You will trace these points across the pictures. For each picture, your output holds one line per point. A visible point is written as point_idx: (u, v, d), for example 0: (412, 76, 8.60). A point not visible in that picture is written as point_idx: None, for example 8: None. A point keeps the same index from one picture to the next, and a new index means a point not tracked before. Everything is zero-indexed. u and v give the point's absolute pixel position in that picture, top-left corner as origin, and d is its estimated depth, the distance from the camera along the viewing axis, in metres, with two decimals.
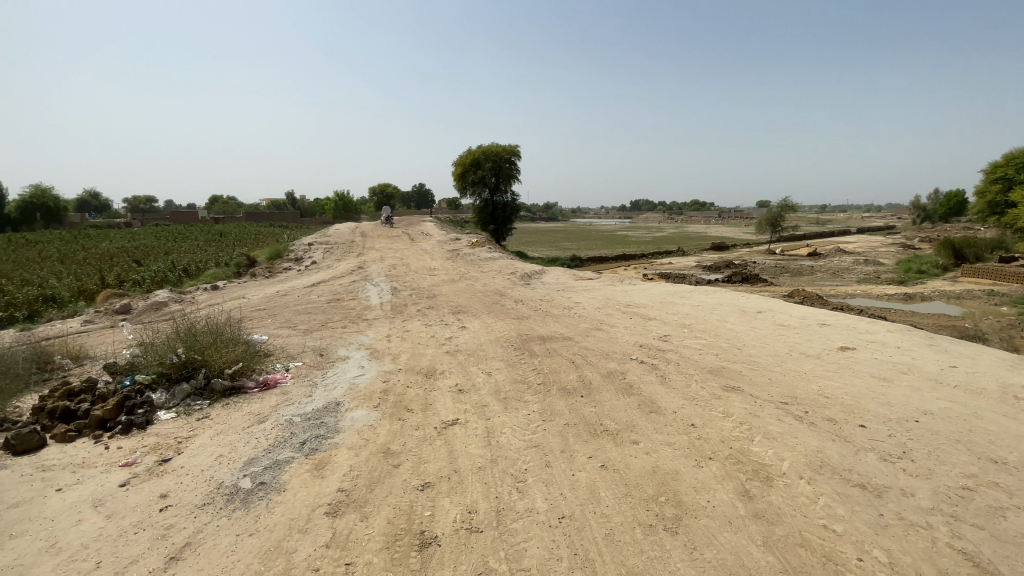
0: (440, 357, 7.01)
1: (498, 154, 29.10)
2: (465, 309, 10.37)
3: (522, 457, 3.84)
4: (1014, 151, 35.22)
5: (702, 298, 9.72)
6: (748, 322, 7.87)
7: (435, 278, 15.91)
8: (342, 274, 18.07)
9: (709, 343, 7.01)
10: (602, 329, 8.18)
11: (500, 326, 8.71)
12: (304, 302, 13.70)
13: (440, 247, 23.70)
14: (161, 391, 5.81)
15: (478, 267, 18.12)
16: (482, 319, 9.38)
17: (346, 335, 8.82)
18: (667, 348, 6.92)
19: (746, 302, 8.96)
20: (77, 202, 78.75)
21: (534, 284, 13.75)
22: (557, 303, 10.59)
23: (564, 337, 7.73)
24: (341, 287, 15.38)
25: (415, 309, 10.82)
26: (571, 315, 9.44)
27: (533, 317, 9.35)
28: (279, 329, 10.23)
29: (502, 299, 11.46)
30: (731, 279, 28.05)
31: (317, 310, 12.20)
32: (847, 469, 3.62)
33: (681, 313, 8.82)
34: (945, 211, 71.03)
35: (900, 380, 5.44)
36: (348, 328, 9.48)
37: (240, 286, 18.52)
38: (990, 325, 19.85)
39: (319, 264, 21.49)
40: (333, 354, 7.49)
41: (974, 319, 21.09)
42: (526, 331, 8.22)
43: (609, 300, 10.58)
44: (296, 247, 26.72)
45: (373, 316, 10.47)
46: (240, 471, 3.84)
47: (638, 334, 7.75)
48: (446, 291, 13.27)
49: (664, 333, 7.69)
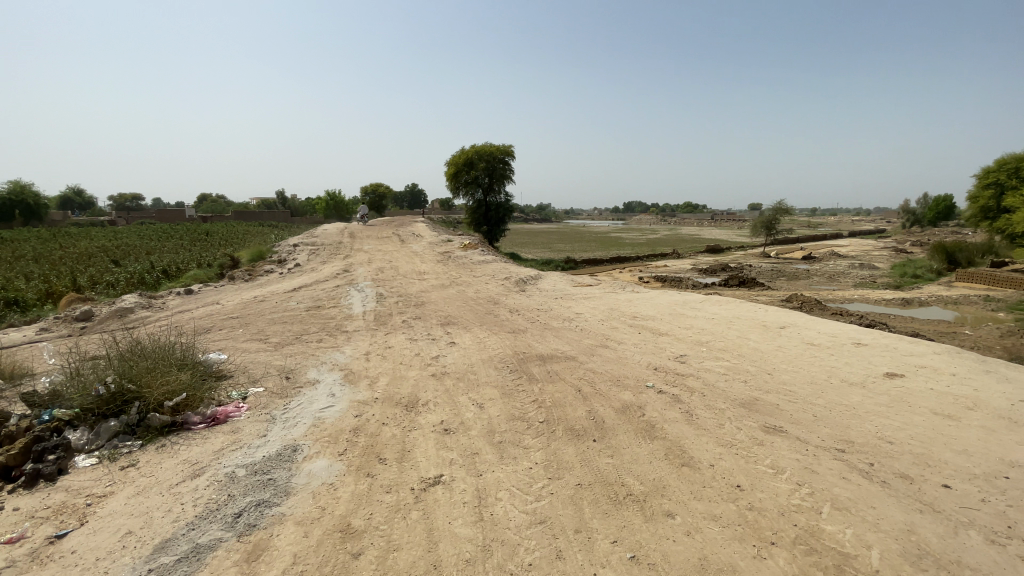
0: (425, 381, 6.04)
1: (492, 154, 28.25)
2: (455, 320, 9.40)
3: (524, 541, 2.91)
4: (1007, 156, 34.95)
5: (716, 310, 8.86)
6: (773, 340, 7.00)
7: (424, 283, 14.89)
8: (325, 278, 16.94)
9: (734, 367, 6.13)
10: (609, 347, 7.26)
11: (494, 342, 7.75)
12: (281, 310, 12.58)
13: (430, 249, 22.69)
14: (83, 431, 4.78)
15: (470, 271, 17.11)
16: (473, 333, 8.41)
17: (321, 351, 7.81)
18: (687, 372, 6.02)
19: (766, 317, 8.11)
20: (60, 199, 76.32)
21: (530, 291, 12.85)
22: (556, 314, 9.66)
23: (567, 356, 6.81)
24: (324, 293, 14.34)
25: (400, 320, 9.81)
26: (572, 328, 8.52)
27: (530, 330, 8.41)
28: (248, 344, 9.17)
29: (495, 308, 10.49)
30: (728, 283, 27.32)
31: (293, 320, 11.14)
32: (954, 562, 2.74)
33: (695, 327, 7.93)
34: (934, 215, 71.17)
35: (968, 418, 4.60)
36: (324, 343, 8.46)
37: (217, 290, 17.39)
38: (992, 331, 19.34)
39: (304, 267, 20.38)
40: (301, 376, 6.49)
41: (974, 326, 20.58)
42: (523, 348, 7.27)
43: (612, 310, 9.67)
44: (280, 248, 25.48)
45: (354, 328, 9.46)
46: (145, 563, 2.87)
47: (651, 353, 6.84)
48: (435, 298, 12.25)
49: (681, 352, 6.80)
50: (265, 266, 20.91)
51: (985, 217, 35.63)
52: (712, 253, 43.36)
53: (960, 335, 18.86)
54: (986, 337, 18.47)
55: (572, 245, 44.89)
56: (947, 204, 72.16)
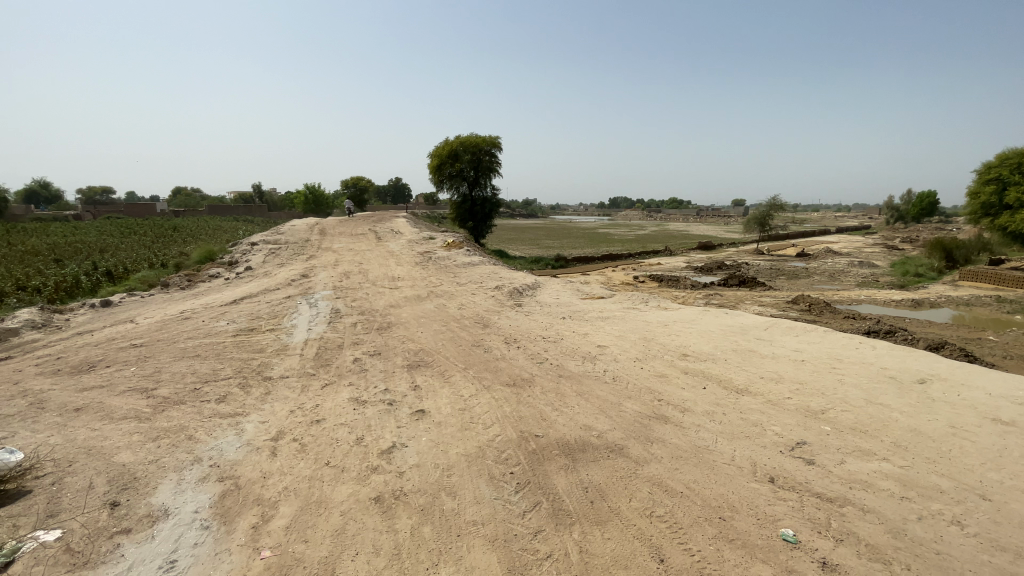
0: (364, 519, 3.26)
1: (477, 145, 25.44)
2: (428, 360, 6.57)
3: None
4: (1008, 151, 31.12)
5: (801, 347, 6.29)
6: (932, 416, 4.43)
7: (394, 294, 12.08)
8: (276, 286, 13.85)
9: (908, 484, 3.56)
10: (672, 418, 4.59)
11: (486, 406, 4.94)
12: (201, 335, 9.45)
13: (405, 249, 19.77)
14: None
15: (452, 278, 14.21)
16: (455, 386, 5.55)
17: (208, 428, 4.87)
18: (835, 499, 3.40)
19: (887, 364, 5.54)
20: (25, 193, 70.76)
21: (525, 307, 10.14)
22: (569, 347, 6.93)
23: (610, 444, 4.09)
24: (268, 307, 11.41)
25: (349, 357, 6.90)
26: (600, 375, 5.79)
27: (538, 381, 5.63)
28: (118, 404, 6.11)
29: (485, 337, 7.66)
30: (729, 281, 24.99)
31: (208, 354, 8.08)
32: None
33: (790, 378, 5.33)
34: (917, 212, 68.90)
35: None
36: (224, 407, 5.51)
37: (144, 301, 14.22)
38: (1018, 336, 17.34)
39: (256, 270, 17.23)
40: (139, 504, 3.60)
41: (997, 330, 18.60)
42: (534, 421, 4.51)
43: (647, 342, 6.95)
44: (237, 246, 22.08)
45: (280, 372, 6.53)
46: None
47: (746, 438, 4.20)
48: (405, 318, 9.34)
49: (796, 438, 4.15)
50: (211, 270, 17.55)
51: (986, 214, 31.92)
52: (705, 250, 41.30)
53: (986, 342, 16.78)
54: (1018, 344, 16.41)
55: (562, 242, 42.18)
56: (931, 201, 69.42)
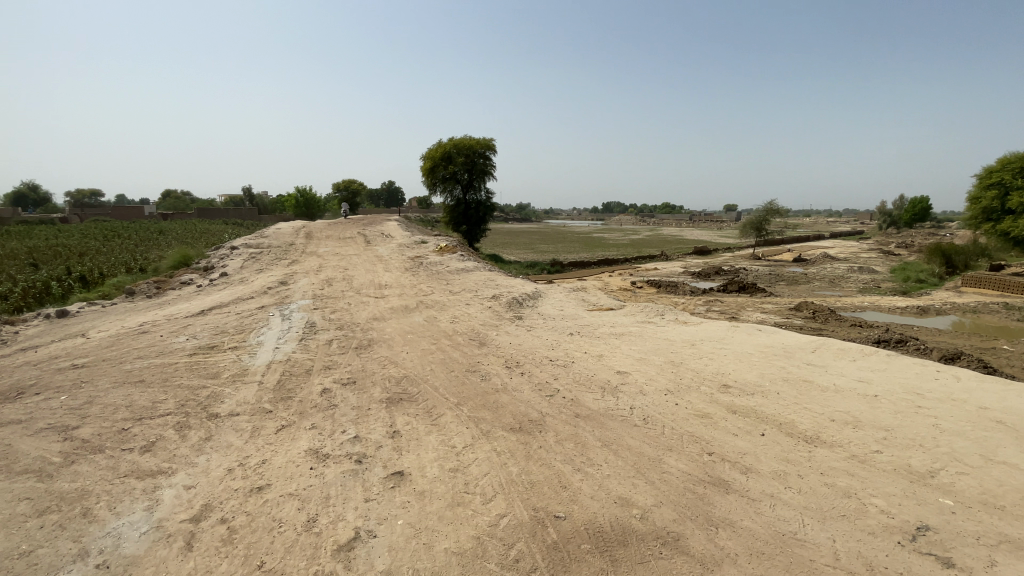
0: None
1: (471, 146, 24.41)
2: (412, 392, 5.37)
3: None
4: (1010, 155, 30.28)
5: (866, 376, 5.18)
6: None
7: (377, 304, 10.88)
8: (249, 295, 12.53)
9: None
10: (735, 484, 3.45)
11: (487, 464, 3.75)
12: (155, 354, 8.17)
13: (393, 253, 18.55)
14: None
15: (443, 286, 13.00)
16: (446, 430, 4.38)
17: (117, 498, 3.64)
18: None
19: (984, 403, 4.44)
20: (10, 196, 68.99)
21: (523, 320, 8.98)
22: (582, 374, 5.77)
23: (660, 533, 2.94)
24: (237, 320, 10.15)
25: (318, 388, 5.67)
26: (626, 414, 4.64)
27: (551, 423, 4.46)
28: (22, 449, 4.83)
29: (480, 360, 6.48)
30: (727, 287, 24.02)
31: (155, 380, 6.79)
32: None
33: (869, 422, 4.21)
34: (910, 217, 68.59)
35: None
36: (148, 460, 4.27)
37: (104, 310, 12.89)
38: None
39: (232, 277, 15.93)
40: None
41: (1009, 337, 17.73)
42: (552, 493, 3.33)
43: (676, 368, 5.80)
44: (217, 250, 20.73)
45: (231, 408, 5.29)
46: None
47: (842, 519, 3.07)
48: (389, 335, 8.12)
49: (912, 520, 3.02)
50: (184, 276, 16.18)
51: (986, 219, 31.04)
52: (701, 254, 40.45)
53: (1002, 351, 15.84)
54: None
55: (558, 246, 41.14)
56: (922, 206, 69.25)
